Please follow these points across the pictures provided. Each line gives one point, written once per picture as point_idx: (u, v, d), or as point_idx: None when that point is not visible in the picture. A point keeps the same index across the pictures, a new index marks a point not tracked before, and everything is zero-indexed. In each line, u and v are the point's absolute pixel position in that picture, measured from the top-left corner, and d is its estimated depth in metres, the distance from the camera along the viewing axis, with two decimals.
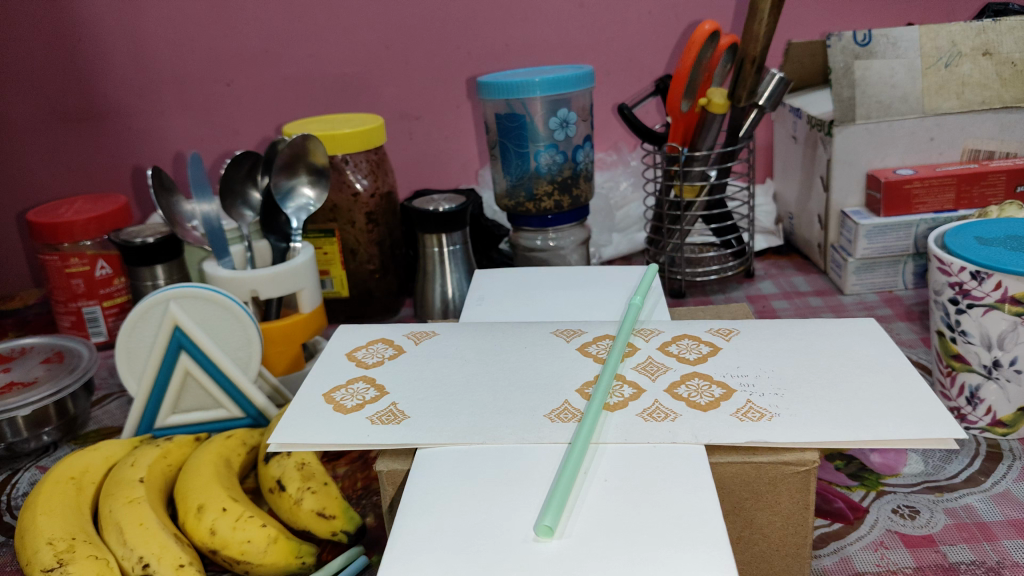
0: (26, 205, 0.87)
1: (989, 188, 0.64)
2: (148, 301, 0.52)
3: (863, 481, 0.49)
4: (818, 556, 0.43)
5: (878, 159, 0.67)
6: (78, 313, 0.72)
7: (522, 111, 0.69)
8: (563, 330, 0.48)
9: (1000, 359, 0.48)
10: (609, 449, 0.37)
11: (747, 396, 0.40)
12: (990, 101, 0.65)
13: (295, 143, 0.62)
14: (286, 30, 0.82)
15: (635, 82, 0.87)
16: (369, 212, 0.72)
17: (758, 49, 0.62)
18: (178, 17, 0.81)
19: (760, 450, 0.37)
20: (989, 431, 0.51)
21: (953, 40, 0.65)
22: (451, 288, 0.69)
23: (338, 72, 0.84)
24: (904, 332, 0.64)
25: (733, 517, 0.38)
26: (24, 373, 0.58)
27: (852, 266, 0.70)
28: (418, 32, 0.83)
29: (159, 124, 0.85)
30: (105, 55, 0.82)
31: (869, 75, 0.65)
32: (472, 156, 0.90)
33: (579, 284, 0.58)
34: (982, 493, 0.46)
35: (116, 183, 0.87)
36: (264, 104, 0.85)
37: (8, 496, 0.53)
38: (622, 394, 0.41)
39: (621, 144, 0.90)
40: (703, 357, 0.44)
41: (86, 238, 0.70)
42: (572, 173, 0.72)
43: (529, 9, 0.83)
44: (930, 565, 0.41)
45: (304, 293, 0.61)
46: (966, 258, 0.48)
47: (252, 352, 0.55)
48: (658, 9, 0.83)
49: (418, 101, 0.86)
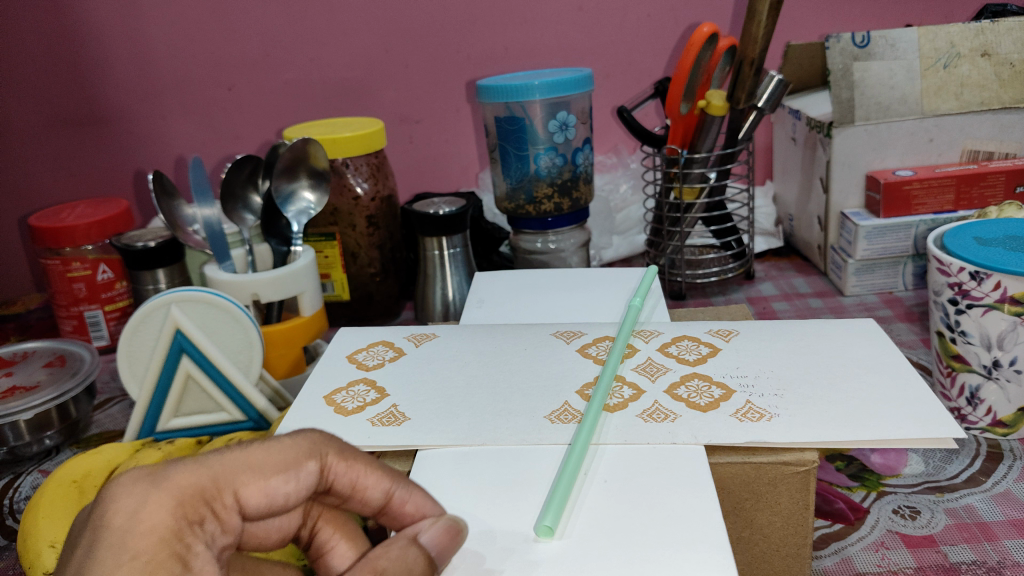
0: (27, 210, 0.87)
1: (989, 188, 0.64)
2: (149, 304, 0.53)
3: (863, 481, 0.49)
4: (819, 557, 0.43)
5: (877, 161, 0.68)
6: (79, 317, 0.72)
7: (522, 113, 0.69)
8: (562, 332, 0.49)
9: (1000, 359, 0.48)
10: (608, 449, 0.37)
11: (746, 397, 0.40)
12: (989, 102, 0.65)
13: (296, 147, 0.62)
14: (285, 35, 0.82)
15: (634, 85, 0.87)
16: (370, 216, 0.72)
17: (757, 50, 0.62)
18: (178, 22, 0.81)
19: (759, 450, 0.37)
20: (990, 432, 0.51)
21: (951, 41, 0.65)
22: (451, 290, 0.69)
23: (338, 77, 0.85)
24: (905, 333, 0.64)
25: (733, 517, 0.38)
26: (25, 377, 0.58)
27: (851, 268, 0.70)
28: (418, 36, 0.83)
29: (160, 129, 0.85)
30: (106, 60, 0.82)
31: (867, 77, 0.65)
32: (472, 159, 0.90)
33: (579, 286, 0.58)
34: (982, 494, 0.46)
35: (118, 187, 0.87)
36: (265, 108, 0.85)
37: (10, 501, 0.53)
38: (622, 394, 0.42)
39: (621, 146, 0.90)
40: (703, 358, 0.45)
41: (87, 243, 0.70)
42: (572, 175, 0.72)
43: (529, 12, 0.83)
44: (930, 565, 0.41)
45: (305, 296, 0.62)
46: (965, 259, 0.48)
47: (252, 355, 0.55)
48: (657, 12, 0.84)
49: (418, 105, 0.87)
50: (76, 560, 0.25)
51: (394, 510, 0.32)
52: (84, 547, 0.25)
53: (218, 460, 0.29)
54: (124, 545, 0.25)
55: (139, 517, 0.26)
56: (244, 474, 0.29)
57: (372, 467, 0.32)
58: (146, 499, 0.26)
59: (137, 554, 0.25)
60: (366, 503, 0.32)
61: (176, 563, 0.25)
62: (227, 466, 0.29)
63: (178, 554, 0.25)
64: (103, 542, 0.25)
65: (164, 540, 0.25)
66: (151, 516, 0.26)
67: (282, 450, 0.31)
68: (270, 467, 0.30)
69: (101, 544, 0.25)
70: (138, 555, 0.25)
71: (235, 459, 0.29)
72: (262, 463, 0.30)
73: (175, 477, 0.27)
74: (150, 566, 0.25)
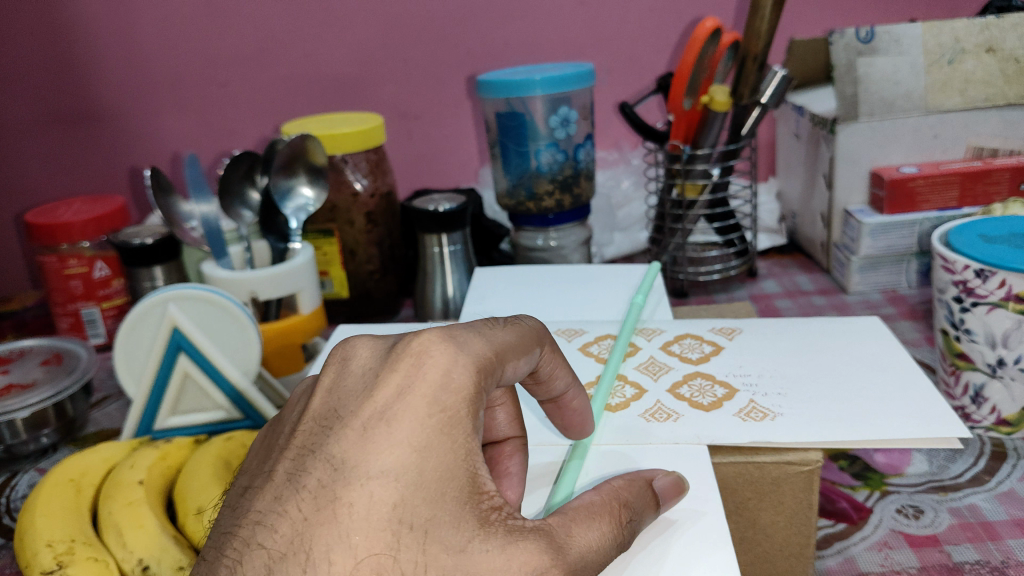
0: (24, 206, 0.86)
1: (993, 185, 0.64)
2: (147, 301, 0.53)
3: (867, 480, 0.49)
4: (822, 557, 0.42)
5: (881, 158, 0.67)
6: (76, 315, 0.71)
7: (523, 109, 0.68)
8: (564, 329, 0.49)
9: (1005, 358, 0.48)
10: (601, 451, 0.37)
11: (749, 396, 0.40)
12: (993, 99, 0.64)
13: (295, 143, 0.61)
14: (284, 29, 0.82)
15: (636, 80, 0.86)
16: (369, 212, 0.71)
17: (760, 46, 0.61)
18: (176, 16, 0.80)
19: (763, 450, 0.36)
20: (994, 431, 0.51)
21: (956, 36, 0.65)
22: (451, 288, 0.68)
23: (337, 72, 0.84)
24: (909, 332, 0.64)
25: (735, 517, 0.37)
26: (22, 376, 0.57)
27: (856, 265, 0.69)
28: (417, 31, 0.83)
29: (158, 125, 0.85)
30: (103, 54, 0.81)
31: (871, 73, 0.65)
32: (472, 155, 0.89)
33: (580, 284, 0.57)
34: (987, 493, 0.46)
35: (116, 183, 0.87)
36: (264, 104, 0.85)
37: (7, 499, 0.53)
38: (624, 394, 0.42)
39: (623, 143, 0.89)
40: (705, 356, 0.44)
41: (84, 240, 0.70)
42: (572, 171, 0.72)
43: (529, 7, 0.82)
44: (934, 565, 0.41)
45: (304, 293, 0.61)
46: (971, 257, 0.47)
47: (252, 352, 0.55)
48: (659, 6, 0.83)
49: (418, 100, 0.86)
50: (384, 397, 0.28)
51: (563, 403, 0.36)
52: (396, 389, 0.28)
53: (497, 336, 0.31)
54: (433, 397, 0.28)
55: (448, 376, 0.28)
56: (512, 348, 0.31)
57: (565, 362, 0.35)
58: (453, 360, 0.29)
59: (443, 410, 0.28)
60: (549, 391, 0.35)
61: (472, 421, 0.28)
62: (503, 341, 0.31)
63: (473, 416, 0.28)
64: (417, 389, 0.28)
65: (466, 400, 0.28)
66: (459, 378, 0.28)
67: (524, 329, 0.33)
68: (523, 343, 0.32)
69: (414, 390, 0.28)
70: (444, 410, 0.28)
71: (504, 332, 0.31)
72: (521, 340, 0.32)
73: (473, 345, 0.30)
74: (449, 422, 0.27)
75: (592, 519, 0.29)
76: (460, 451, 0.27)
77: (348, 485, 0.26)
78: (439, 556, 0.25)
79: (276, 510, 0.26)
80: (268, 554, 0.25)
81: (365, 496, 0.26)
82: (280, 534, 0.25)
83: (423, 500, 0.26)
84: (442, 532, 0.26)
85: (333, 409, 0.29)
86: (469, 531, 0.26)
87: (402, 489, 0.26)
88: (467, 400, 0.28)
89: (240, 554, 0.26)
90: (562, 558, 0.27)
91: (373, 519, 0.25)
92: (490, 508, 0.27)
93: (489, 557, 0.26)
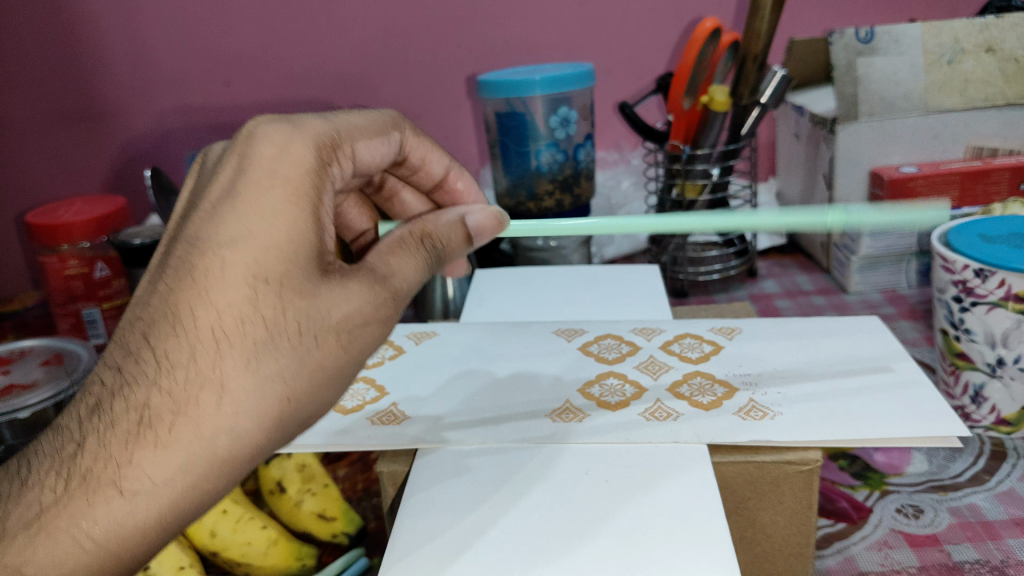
0: (24, 206, 0.87)
1: (992, 185, 0.63)
2: None
3: (867, 480, 0.49)
4: (822, 557, 0.43)
5: (881, 157, 0.67)
6: (76, 315, 0.72)
7: (522, 109, 0.68)
8: (563, 329, 0.50)
9: (1005, 358, 0.48)
10: (596, 451, 0.37)
11: (749, 396, 0.40)
12: (993, 98, 0.64)
13: None
14: (284, 30, 0.82)
15: (636, 80, 0.86)
16: None
17: (760, 46, 0.61)
18: (177, 16, 0.80)
19: (763, 449, 0.36)
20: (994, 430, 0.50)
21: (955, 36, 0.64)
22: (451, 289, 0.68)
23: (338, 72, 0.84)
24: (909, 332, 0.64)
25: (734, 516, 0.37)
26: (23, 376, 0.58)
27: (856, 264, 0.69)
28: (417, 31, 0.83)
29: (160, 124, 0.85)
30: (105, 54, 0.81)
31: (871, 72, 0.65)
32: (472, 156, 0.89)
33: (577, 284, 0.57)
34: (986, 492, 0.46)
35: (116, 182, 0.87)
36: (265, 104, 0.85)
37: None
38: (623, 393, 0.42)
39: (622, 143, 0.90)
40: (705, 356, 0.45)
41: (85, 240, 0.69)
42: (572, 171, 0.72)
43: (529, 7, 0.82)
44: (934, 565, 0.41)
45: None
46: (970, 256, 0.47)
47: None
48: (659, 6, 0.83)
49: (419, 100, 0.86)
50: (227, 177, 0.31)
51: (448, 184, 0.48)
52: (235, 168, 0.31)
53: (339, 121, 0.36)
54: (272, 168, 0.31)
55: (285, 151, 0.31)
56: (358, 135, 0.37)
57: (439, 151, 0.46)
58: (287, 138, 0.32)
59: (284, 174, 0.31)
60: (431, 175, 0.47)
61: (316, 187, 0.31)
62: (344, 126, 0.36)
63: (317, 183, 0.31)
64: (254, 164, 0.31)
65: (308, 171, 0.31)
66: (296, 151, 0.32)
67: (372, 118, 0.40)
68: (366, 129, 0.38)
69: (251, 165, 0.31)
70: (286, 180, 0.31)
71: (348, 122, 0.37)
72: (361, 127, 0.38)
73: (310, 126, 0.34)
74: (290, 189, 0.30)
75: (399, 254, 0.35)
76: (306, 217, 0.30)
77: (202, 255, 0.29)
78: (294, 300, 0.29)
79: (144, 292, 0.29)
80: (140, 324, 0.28)
81: (217, 262, 0.28)
82: (148, 307, 0.29)
83: (274, 258, 0.29)
84: (296, 281, 0.29)
85: (191, 199, 0.32)
86: (318, 278, 0.30)
87: (253, 250, 0.29)
88: (308, 168, 0.31)
89: (121, 330, 0.29)
90: (388, 285, 0.33)
91: (229, 277, 0.28)
92: (331, 262, 0.31)
93: (333, 294, 0.31)
